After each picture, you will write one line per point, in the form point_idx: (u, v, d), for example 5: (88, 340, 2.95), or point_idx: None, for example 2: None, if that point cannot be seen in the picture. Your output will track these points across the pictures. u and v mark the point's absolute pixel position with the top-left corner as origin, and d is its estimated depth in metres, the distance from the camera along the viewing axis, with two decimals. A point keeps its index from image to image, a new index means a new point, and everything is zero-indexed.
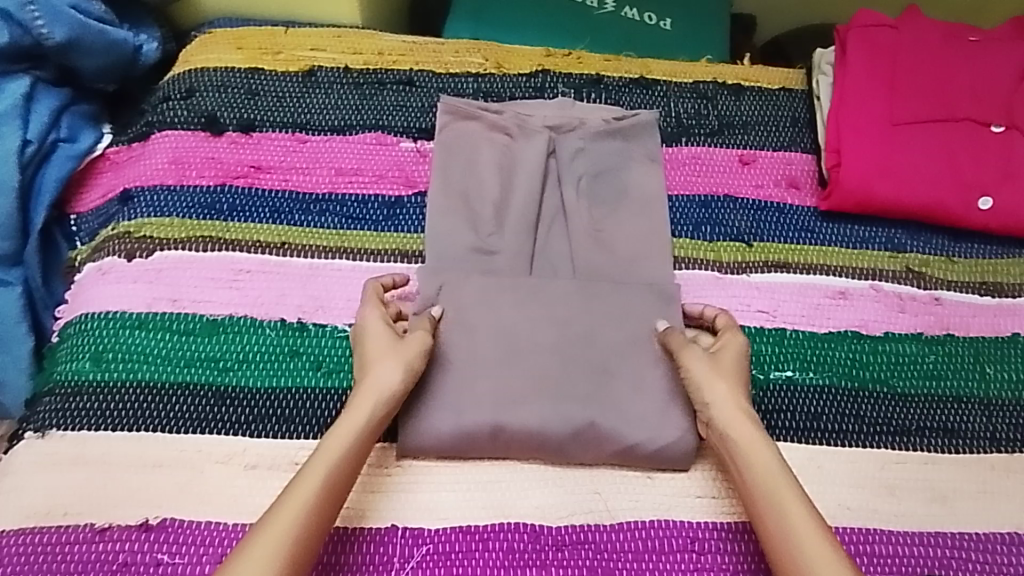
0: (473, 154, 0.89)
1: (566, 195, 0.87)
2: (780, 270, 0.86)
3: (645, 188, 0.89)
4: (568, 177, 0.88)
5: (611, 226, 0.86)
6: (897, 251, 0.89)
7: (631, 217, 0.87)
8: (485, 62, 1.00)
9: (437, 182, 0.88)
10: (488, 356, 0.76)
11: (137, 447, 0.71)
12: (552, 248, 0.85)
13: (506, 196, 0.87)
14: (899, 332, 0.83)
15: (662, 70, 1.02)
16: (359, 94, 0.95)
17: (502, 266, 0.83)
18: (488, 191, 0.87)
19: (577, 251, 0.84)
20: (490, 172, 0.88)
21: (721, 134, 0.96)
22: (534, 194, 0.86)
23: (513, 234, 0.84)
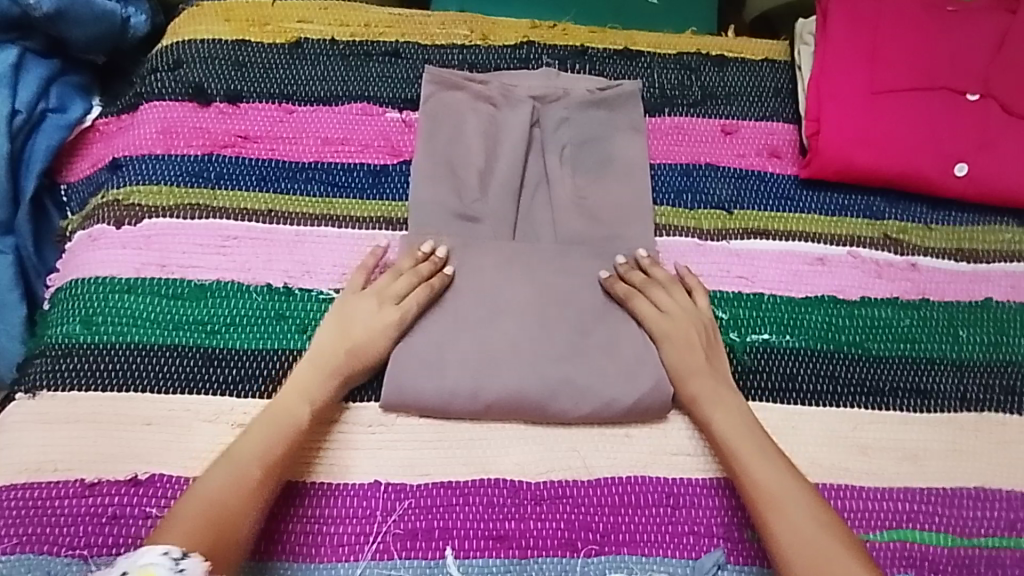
0: (456, 120, 0.90)
1: (548, 164, 0.88)
2: (759, 237, 0.87)
3: (626, 157, 0.90)
4: (550, 147, 0.89)
5: (593, 195, 0.87)
6: (876, 218, 0.90)
7: (613, 183, 0.88)
8: (471, 33, 1.01)
9: (422, 148, 0.88)
10: (471, 316, 0.77)
11: (127, 406, 0.73)
12: (535, 214, 0.87)
13: (490, 164, 0.88)
14: (875, 297, 0.85)
15: (647, 41, 1.02)
16: (346, 65, 0.95)
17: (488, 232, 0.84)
18: (472, 160, 0.88)
19: (560, 217, 0.85)
20: (474, 140, 0.89)
21: (705, 104, 0.97)
22: (516, 163, 0.88)
23: (497, 200, 0.86)
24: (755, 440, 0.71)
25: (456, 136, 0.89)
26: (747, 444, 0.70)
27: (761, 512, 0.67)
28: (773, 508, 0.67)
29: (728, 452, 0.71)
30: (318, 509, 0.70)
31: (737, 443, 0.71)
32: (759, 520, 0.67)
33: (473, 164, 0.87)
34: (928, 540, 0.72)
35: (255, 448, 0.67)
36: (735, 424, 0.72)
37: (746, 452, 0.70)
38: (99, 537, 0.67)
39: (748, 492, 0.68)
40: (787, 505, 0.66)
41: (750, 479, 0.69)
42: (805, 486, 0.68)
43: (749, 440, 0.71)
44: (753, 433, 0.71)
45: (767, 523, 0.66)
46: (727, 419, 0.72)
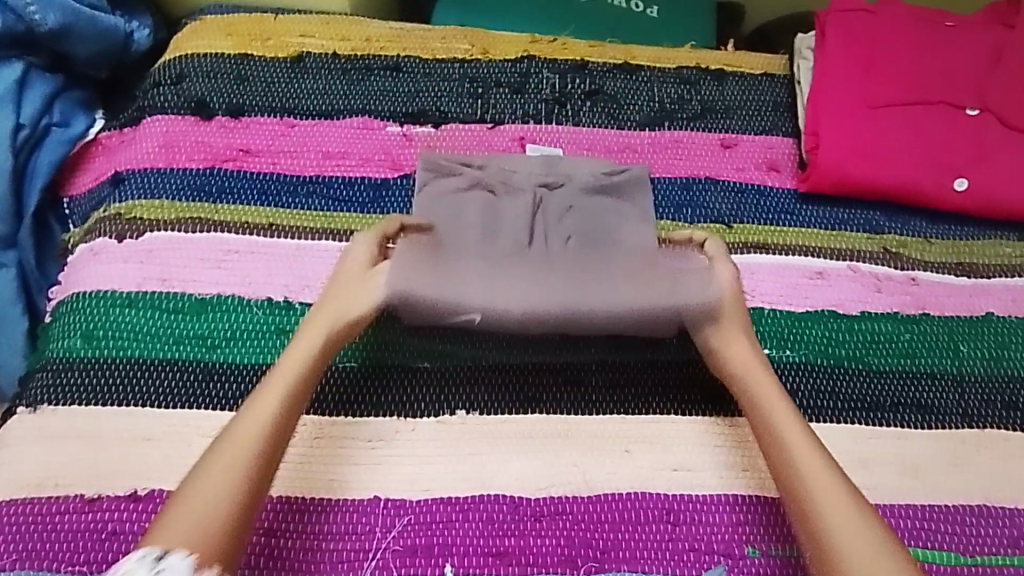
0: (461, 161, 0.89)
1: (553, 208, 0.86)
2: (759, 251, 0.88)
3: (631, 213, 0.88)
4: (555, 194, 0.87)
5: (595, 236, 0.84)
6: (875, 232, 0.90)
7: (617, 233, 0.85)
8: (471, 48, 1.01)
9: (424, 188, 0.87)
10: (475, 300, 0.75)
11: (127, 421, 0.73)
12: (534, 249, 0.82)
13: (493, 210, 0.85)
14: (874, 311, 0.85)
15: (646, 56, 1.03)
16: (347, 79, 0.96)
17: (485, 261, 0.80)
18: (476, 204, 0.85)
19: (560, 256, 0.81)
20: (478, 185, 0.87)
21: (704, 118, 0.97)
22: (519, 211, 0.85)
23: (498, 236, 0.83)
24: (815, 449, 0.68)
25: (461, 177, 0.87)
26: (796, 445, 0.68)
27: (816, 521, 0.63)
28: (831, 517, 0.63)
29: (785, 459, 0.68)
30: (316, 525, 0.69)
31: (795, 450, 0.68)
32: (813, 531, 0.63)
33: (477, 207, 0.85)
34: (933, 558, 0.71)
35: (246, 452, 0.64)
36: (794, 431, 0.69)
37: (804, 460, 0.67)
38: (98, 554, 0.66)
39: (803, 501, 0.65)
40: (833, 507, 0.63)
41: (806, 487, 0.65)
42: (863, 500, 0.65)
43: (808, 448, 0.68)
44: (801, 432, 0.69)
45: (823, 532, 0.62)
46: (785, 426, 0.69)
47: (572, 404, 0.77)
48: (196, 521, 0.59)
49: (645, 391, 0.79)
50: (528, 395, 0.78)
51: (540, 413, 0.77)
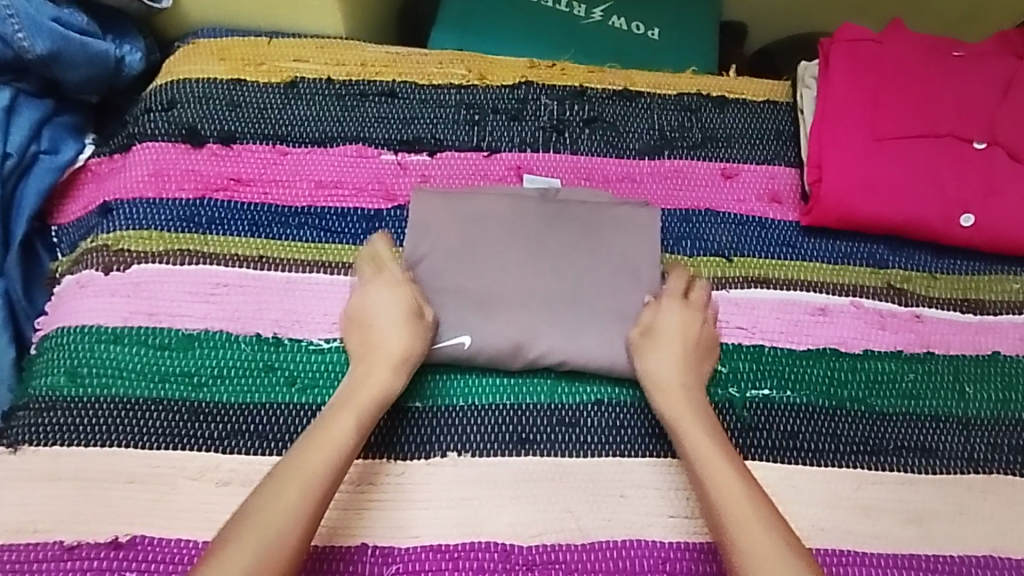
0: (452, 196, 0.86)
1: (549, 245, 0.84)
2: (760, 286, 0.86)
3: (628, 249, 0.84)
4: (549, 229, 0.84)
5: (598, 288, 0.82)
6: (879, 266, 0.88)
7: (615, 274, 0.83)
8: (468, 73, 1.00)
9: (415, 219, 0.85)
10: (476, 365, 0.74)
11: (110, 463, 0.71)
12: (531, 308, 0.80)
13: (489, 249, 0.83)
14: (878, 350, 0.83)
15: (646, 81, 1.01)
16: (342, 106, 0.95)
17: (483, 318, 0.79)
18: (471, 241, 0.83)
19: (562, 315, 0.80)
20: (470, 220, 0.84)
21: (704, 147, 0.95)
22: (515, 251, 0.83)
23: (498, 290, 0.81)
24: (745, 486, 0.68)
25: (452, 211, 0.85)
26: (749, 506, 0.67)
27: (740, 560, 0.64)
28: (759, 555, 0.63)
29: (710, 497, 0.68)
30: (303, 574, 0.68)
31: (720, 486, 0.68)
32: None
33: (472, 245, 0.83)
34: None
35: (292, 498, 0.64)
36: (721, 475, 0.69)
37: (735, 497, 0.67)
38: None
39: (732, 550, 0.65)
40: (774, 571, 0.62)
41: (736, 527, 0.65)
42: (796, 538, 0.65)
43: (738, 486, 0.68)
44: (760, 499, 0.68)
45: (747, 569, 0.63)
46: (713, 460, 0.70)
47: (565, 446, 0.75)
48: (264, 542, 0.61)
49: (639, 431, 0.77)
50: (521, 436, 0.76)
51: (533, 455, 0.75)
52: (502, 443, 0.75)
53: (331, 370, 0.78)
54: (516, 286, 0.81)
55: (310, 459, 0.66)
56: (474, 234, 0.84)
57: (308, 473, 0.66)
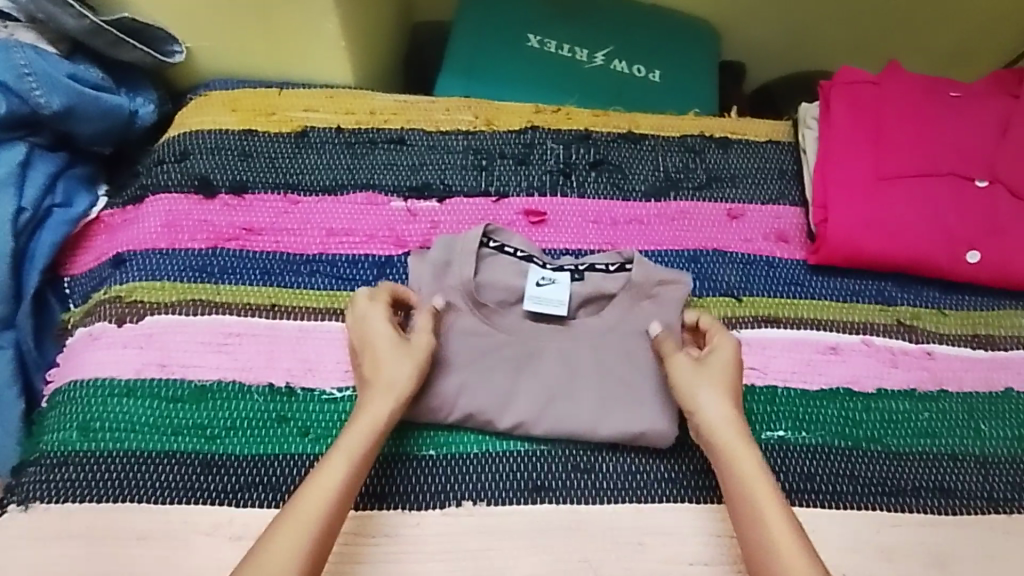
0: (460, 242, 0.82)
1: (600, 323, 0.82)
2: (770, 325, 0.86)
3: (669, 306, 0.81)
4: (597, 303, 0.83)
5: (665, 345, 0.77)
6: (887, 304, 0.89)
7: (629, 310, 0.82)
8: (475, 119, 1.02)
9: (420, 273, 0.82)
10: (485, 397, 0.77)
11: (122, 520, 0.70)
12: (581, 386, 0.78)
13: (482, 366, 0.79)
14: (892, 388, 0.83)
15: (650, 124, 1.03)
16: (351, 154, 0.96)
17: (485, 403, 0.77)
18: (456, 359, 0.79)
19: (619, 395, 0.78)
20: (503, 289, 0.82)
21: (709, 188, 0.97)
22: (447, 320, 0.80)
23: (541, 366, 0.80)
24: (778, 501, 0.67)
25: (465, 295, 0.80)
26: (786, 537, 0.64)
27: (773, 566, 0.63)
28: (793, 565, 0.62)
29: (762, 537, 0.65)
30: None
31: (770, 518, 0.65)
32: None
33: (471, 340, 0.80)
34: None
35: (332, 486, 0.66)
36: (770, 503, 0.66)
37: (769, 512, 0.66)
38: None
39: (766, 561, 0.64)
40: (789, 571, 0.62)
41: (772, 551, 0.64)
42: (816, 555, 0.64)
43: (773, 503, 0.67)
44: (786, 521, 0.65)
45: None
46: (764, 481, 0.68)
47: (582, 493, 0.75)
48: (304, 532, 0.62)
49: (656, 476, 0.76)
50: (536, 483, 0.75)
51: (549, 502, 0.74)
52: (517, 491, 0.74)
53: (342, 420, 0.77)
54: (562, 368, 0.79)
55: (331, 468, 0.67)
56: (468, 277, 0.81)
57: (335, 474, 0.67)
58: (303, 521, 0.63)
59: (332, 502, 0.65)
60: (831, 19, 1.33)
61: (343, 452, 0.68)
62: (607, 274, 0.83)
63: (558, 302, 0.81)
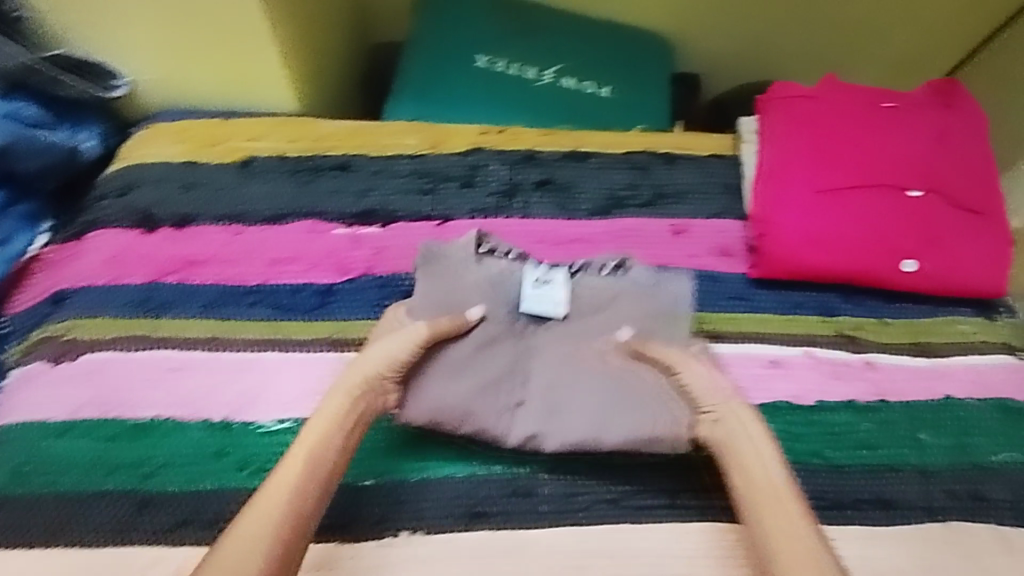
0: (456, 249, 0.85)
1: (592, 331, 0.83)
2: (713, 341, 0.86)
3: (666, 310, 0.83)
4: (615, 310, 0.83)
5: (657, 347, 0.79)
6: (829, 316, 0.89)
7: (636, 324, 0.82)
8: (421, 142, 1.02)
9: (421, 284, 0.83)
10: (493, 404, 0.78)
11: (54, 563, 0.70)
12: (580, 398, 0.78)
13: (477, 377, 0.79)
14: (832, 400, 0.83)
15: (596, 140, 1.04)
16: (296, 182, 0.97)
17: (486, 419, 0.77)
18: (457, 370, 0.79)
19: (619, 402, 0.77)
20: (504, 293, 0.83)
21: (655, 204, 0.97)
22: (445, 338, 0.79)
23: (540, 369, 0.81)
24: (790, 505, 0.64)
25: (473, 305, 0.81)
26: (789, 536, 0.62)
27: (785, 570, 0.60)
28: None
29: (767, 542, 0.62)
30: None
31: (777, 521, 0.63)
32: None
33: (471, 351, 0.80)
34: None
35: (280, 503, 0.63)
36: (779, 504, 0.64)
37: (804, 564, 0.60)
38: None
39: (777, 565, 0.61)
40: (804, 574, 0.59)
41: (787, 554, 0.61)
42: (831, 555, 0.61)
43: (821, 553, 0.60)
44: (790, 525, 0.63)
45: None
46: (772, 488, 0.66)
47: (522, 517, 0.74)
48: (250, 551, 0.59)
49: (597, 497, 0.76)
50: (476, 509, 0.75)
51: (487, 529, 0.73)
52: (456, 517, 0.74)
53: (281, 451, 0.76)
54: (562, 376, 0.80)
55: (281, 475, 0.65)
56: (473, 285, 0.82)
57: (280, 492, 0.63)
58: (257, 540, 0.60)
59: (285, 515, 0.62)
60: (781, 24, 1.34)
61: (299, 466, 0.66)
62: (602, 275, 0.86)
63: (554, 301, 0.83)
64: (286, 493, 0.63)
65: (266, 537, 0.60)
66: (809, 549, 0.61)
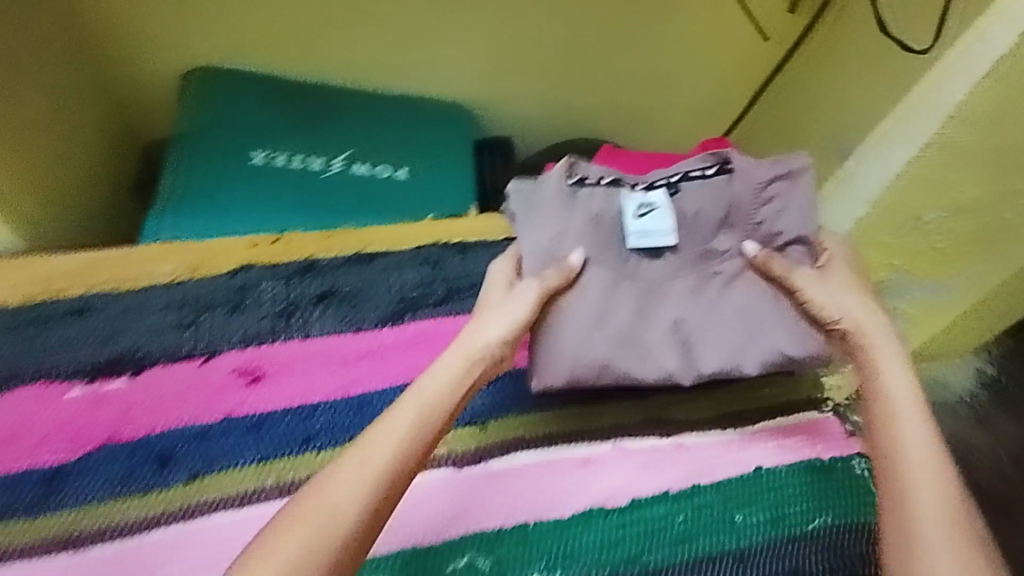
0: (547, 188, 0.82)
1: (706, 246, 0.80)
2: (518, 450, 0.80)
3: (791, 213, 0.79)
4: (709, 225, 0.79)
5: (780, 263, 0.76)
6: (637, 399, 0.85)
7: (696, 234, 0.80)
8: (180, 267, 0.90)
9: (529, 225, 0.80)
10: (583, 340, 0.75)
11: None
12: (739, 314, 0.78)
13: (594, 315, 0.76)
14: (646, 495, 0.78)
15: (381, 238, 0.96)
16: (19, 339, 0.82)
17: (630, 366, 0.76)
18: (621, 312, 0.77)
19: (767, 320, 0.77)
20: (609, 225, 0.79)
21: (449, 301, 0.90)
22: (554, 292, 0.76)
23: (627, 297, 0.78)
24: (931, 449, 0.63)
25: (586, 245, 0.78)
26: (929, 476, 0.61)
27: (914, 522, 0.59)
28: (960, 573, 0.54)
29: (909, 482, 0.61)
30: None
31: (917, 463, 0.62)
32: (904, 531, 0.58)
33: (629, 292, 0.78)
34: None
35: (352, 501, 0.57)
36: (914, 437, 0.64)
37: (944, 505, 0.59)
38: None
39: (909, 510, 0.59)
40: (927, 538, 0.57)
41: (914, 498, 0.60)
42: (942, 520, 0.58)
43: (942, 493, 0.60)
44: (926, 466, 0.62)
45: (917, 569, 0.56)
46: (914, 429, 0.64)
47: None
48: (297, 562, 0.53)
49: None
50: None
51: None
52: None
53: None
54: (714, 305, 0.78)
55: (348, 470, 0.59)
56: (566, 203, 0.80)
57: (342, 488, 0.58)
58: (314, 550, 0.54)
59: (358, 505, 0.57)
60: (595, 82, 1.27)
61: (361, 451, 0.61)
62: (705, 178, 0.81)
63: (662, 232, 0.79)
64: (354, 486, 0.58)
65: (328, 544, 0.55)
66: (940, 490, 0.60)
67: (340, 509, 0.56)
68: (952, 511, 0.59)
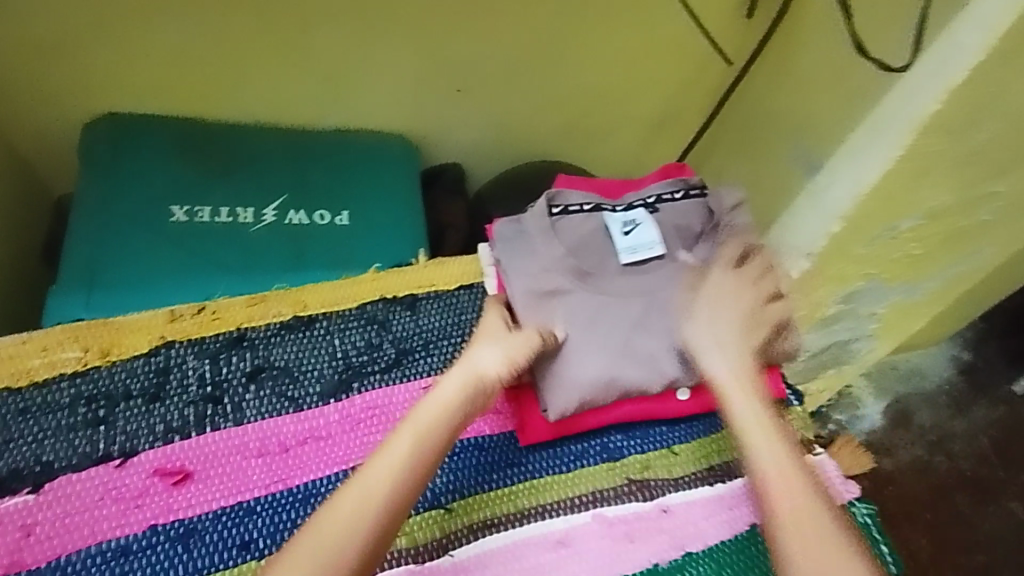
0: (529, 223, 0.82)
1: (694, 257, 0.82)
2: (487, 533, 0.71)
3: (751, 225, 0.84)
4: (687, 236, 0.83)
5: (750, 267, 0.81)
6: (615, 460, 0.77)
7: (676, 249, 0.82)
8: (86, 352, 0.78)
9: (513, 261, 0.82)
10: (586, 363, 0.76)
11: None
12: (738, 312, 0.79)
13: (591, 337, 0.77)
14: (632, 573, 0.70)
15: (319, 299, 0.85)
16: None
17: (636, 377, 0.77)
18: (618, 330, 0.78)
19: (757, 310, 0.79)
20: (597, 246, 0.81)
21: (399, 366, 0.81)
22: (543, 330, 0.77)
23: (623, 314, 0.78)
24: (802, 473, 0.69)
25: (572, 272, 0.79)
26: (801, 502, 0.67)
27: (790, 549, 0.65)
28: None
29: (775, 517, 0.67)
30: None
31: (782, 494, 0.68)
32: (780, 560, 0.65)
33: (625, 310, 0.79)
34: None
35: (361, 516, 0.63)
36: (785, 468, 0.69)
37: (815, 533, 0.65)
38: None
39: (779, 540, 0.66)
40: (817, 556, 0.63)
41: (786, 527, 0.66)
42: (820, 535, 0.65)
43: (813, 509, 0.66)
44: (796, 488, 0.68)
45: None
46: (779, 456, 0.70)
47: None
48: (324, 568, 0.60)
49: None
50: None
51: None
52: None
53: None
54: (709, 301, 0.78)
55: (355, 489, 0.64)
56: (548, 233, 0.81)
57: (356, 507, 0.63)
58: (334, 562, 0.61)
59: (372, 518, 0.63)
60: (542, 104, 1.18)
61: (381, 465, 0.66)
62: (675, 200, 0.84)
63: (649, 245, 0.81)
64: (372, 503, 0.64)
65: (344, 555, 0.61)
66: (811, 511, 0.66)
67: (372, 503, 0.64)
68: (826, 530, 0.65)
